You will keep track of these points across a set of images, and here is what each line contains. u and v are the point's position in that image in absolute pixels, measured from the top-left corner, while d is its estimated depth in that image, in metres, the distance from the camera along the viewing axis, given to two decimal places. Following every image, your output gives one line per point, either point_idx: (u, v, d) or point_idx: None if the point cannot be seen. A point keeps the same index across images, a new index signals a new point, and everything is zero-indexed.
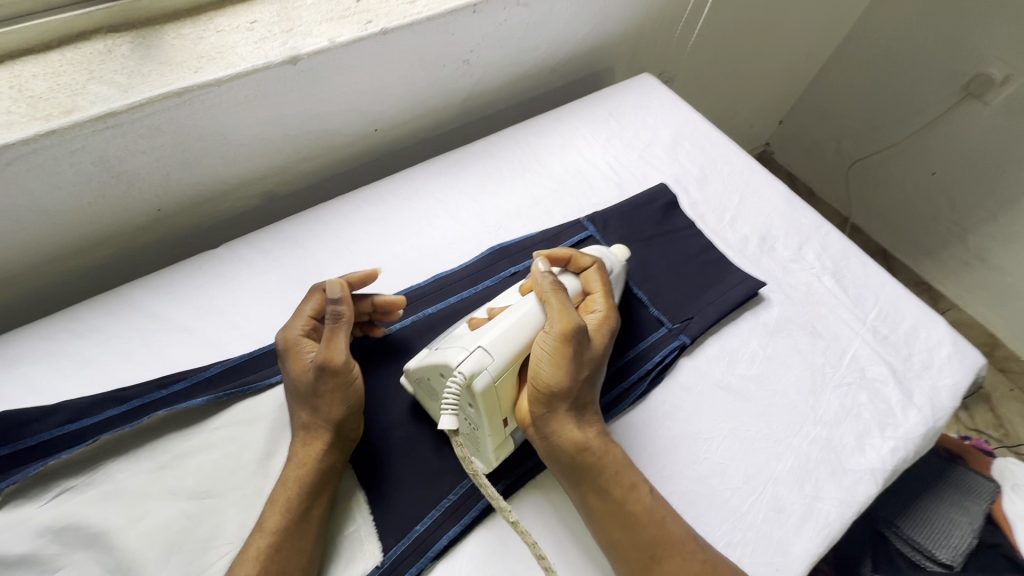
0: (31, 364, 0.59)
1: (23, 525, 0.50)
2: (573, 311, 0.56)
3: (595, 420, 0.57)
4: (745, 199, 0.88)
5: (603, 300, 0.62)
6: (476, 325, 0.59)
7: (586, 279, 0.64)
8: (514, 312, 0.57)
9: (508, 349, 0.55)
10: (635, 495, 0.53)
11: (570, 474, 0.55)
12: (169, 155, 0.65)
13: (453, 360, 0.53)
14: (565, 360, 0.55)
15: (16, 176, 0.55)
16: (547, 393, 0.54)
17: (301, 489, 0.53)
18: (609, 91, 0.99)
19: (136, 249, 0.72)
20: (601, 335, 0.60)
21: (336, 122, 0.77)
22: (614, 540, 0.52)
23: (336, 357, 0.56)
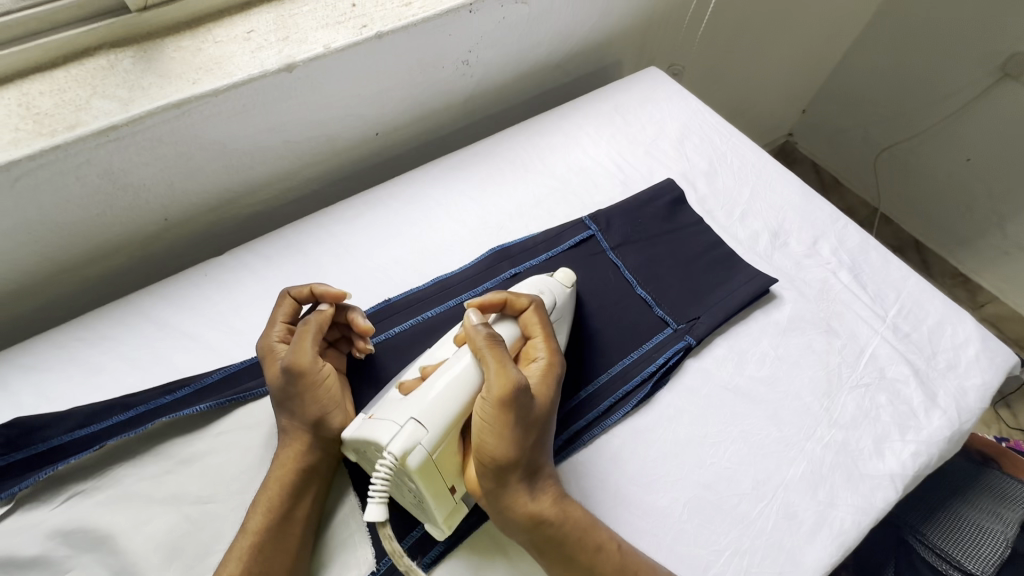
0: (45, 371, 0.61)
1: (35, 528, 0.52)
2: (510, 371, 0.52)
3: (554, 486, 0.54)
4: (756, 193, 0.85)
5: (546, 346, 0.59)
6: (408, 389, 0.56)
7: (526, 323, 0.60)
8: (448, 375, 0.53)
9: (441, 414, 0.51)
10: (600, 564, 0.51)
11: (533, 546, 0.52)
12: (172, 166, 0.66)
13: (382, 440, 0.50)
14: (507, 428, 0.51)
15: (25, 191, 0.57)
16: (494, 469, 0.51)
17: (285, 489, 0.53)
18: (614, 85, 0.97)
19: (147, 257, 0.74)
20: (547, 389, 0.56)
21: (337, 128, 0.77)
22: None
23: (303, 355, 0.56)
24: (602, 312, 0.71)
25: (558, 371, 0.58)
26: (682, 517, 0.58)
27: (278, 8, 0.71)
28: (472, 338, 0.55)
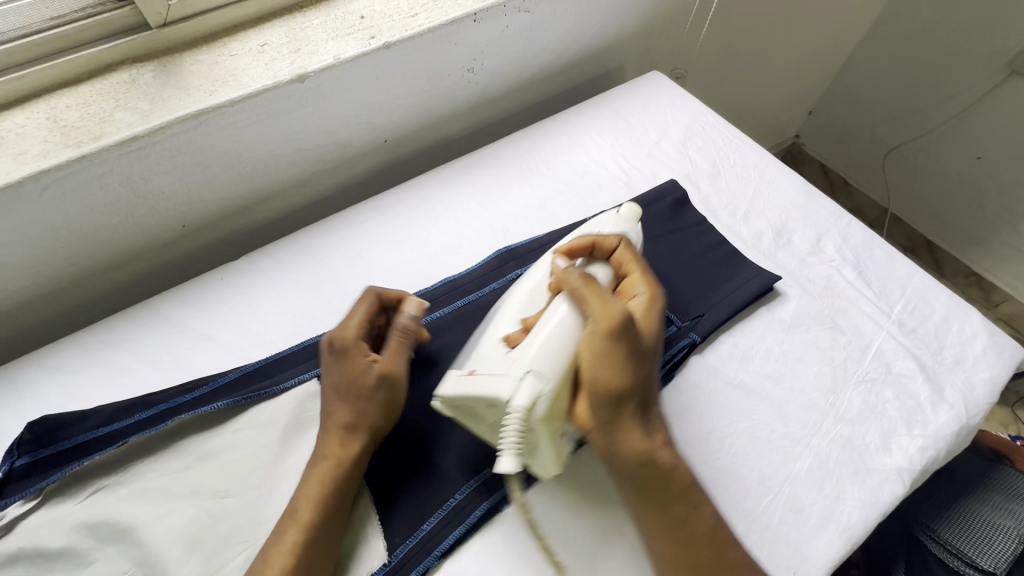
0: (70, 372, 0.64)
1: (62, 521, 0.54)
2: (615, 303, 0.55)
3: (659, 426, 0.55)
4: (760, 192, 0.86)
5: (642, 281, 0.62)
6: (515, 341, 0.57)
7: (619, 262, 0.64)
8: (553, 320, 0.56)
9: (554, 362, 0.53)
10: (693, 509, 0.53)
11: (628, 482, 0.53)
12: (191, 174, 0.69)
13: (507, 395, 0.51)
14: (618, 360, 0.52)
15: (53, 199, 0.60)
16: (605, 401, 0.52)
17: (325, 494, 0.54)
18: (617, 90, 0.99)
19: (166, 263, 0.76)
20: (654, 322, 0.58)
21: (347, 136, 0.80)
22: (666, 552, 0.52)
23: (395, 364, 0.59)
24: None
25: (660, 303, 0.60)
26: None
27: (290, 21, 0.73)
28: (569, 278, 0.58)
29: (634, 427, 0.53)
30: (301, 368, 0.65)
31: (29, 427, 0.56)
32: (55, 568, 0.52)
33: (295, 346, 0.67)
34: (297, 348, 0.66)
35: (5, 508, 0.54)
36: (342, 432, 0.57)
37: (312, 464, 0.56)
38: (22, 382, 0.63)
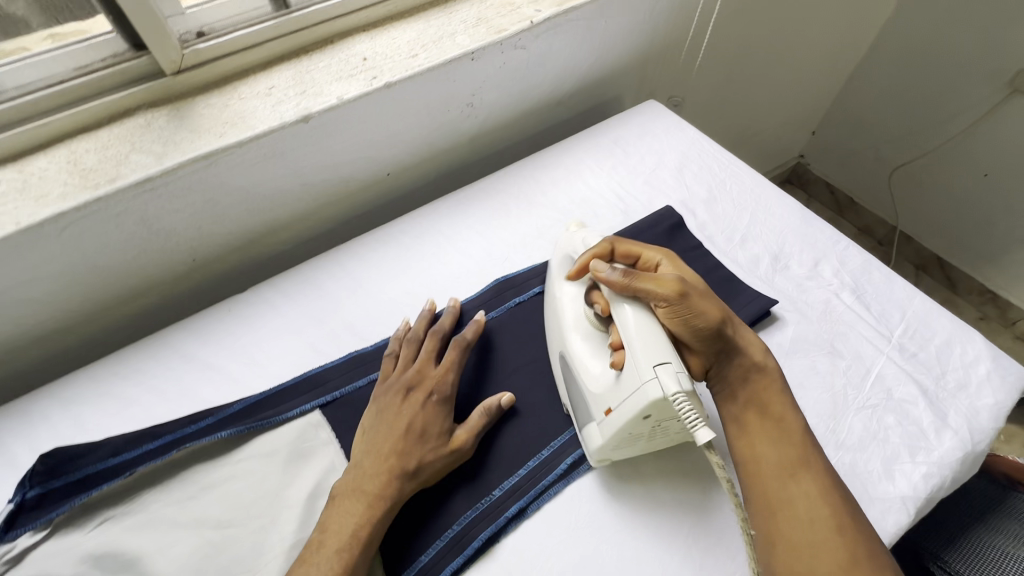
0: (83, 404, 0.66)
1: (71, 551, 0.55)
2: (666, 275, 0.58)
3: (760, 343, 0.62)
4: (756, 217, 0.87)
5: (652, 250, 0.67)
6: (619, 360, 0.57)
7: (627, 252, 0.67)
8: (628, 323, 0.56)
9: (658, 345, 0.54)
10: (787, 414, 0.58)
11: (732, 390, 0.60)
12: (201, 211, 0.72)
13: (653, 393, 0.51)
14: (703, 298, 0.59)
15: (71, 238, 0.64)
16: (709, 330, 0.58)
17: (359, 539, 0.54)
18: (614, 119, 1.01)
19: (177, 295, 0.79)
20: (688, 272, 0.65)
21: (350, 170, 0.83)
22: (755, 452, 0.57)
23: (470, 439, 0.62)
24: None
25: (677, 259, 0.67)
26: (688, 541, 0.58)
27: (296, 64, 0.77)
28: (617, 279, 0.59)
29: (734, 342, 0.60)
30: (304, 398, 0.67)
31: (41, 458, 0.58)
32: None
33: (298, 376, 0.69)
34: (300, 378, 0.68)
35: (16, 538, 0.55)
36: (397, 477, 0.57)
37: (351, 502, 0.56)
38: (37, 414, 0.65)
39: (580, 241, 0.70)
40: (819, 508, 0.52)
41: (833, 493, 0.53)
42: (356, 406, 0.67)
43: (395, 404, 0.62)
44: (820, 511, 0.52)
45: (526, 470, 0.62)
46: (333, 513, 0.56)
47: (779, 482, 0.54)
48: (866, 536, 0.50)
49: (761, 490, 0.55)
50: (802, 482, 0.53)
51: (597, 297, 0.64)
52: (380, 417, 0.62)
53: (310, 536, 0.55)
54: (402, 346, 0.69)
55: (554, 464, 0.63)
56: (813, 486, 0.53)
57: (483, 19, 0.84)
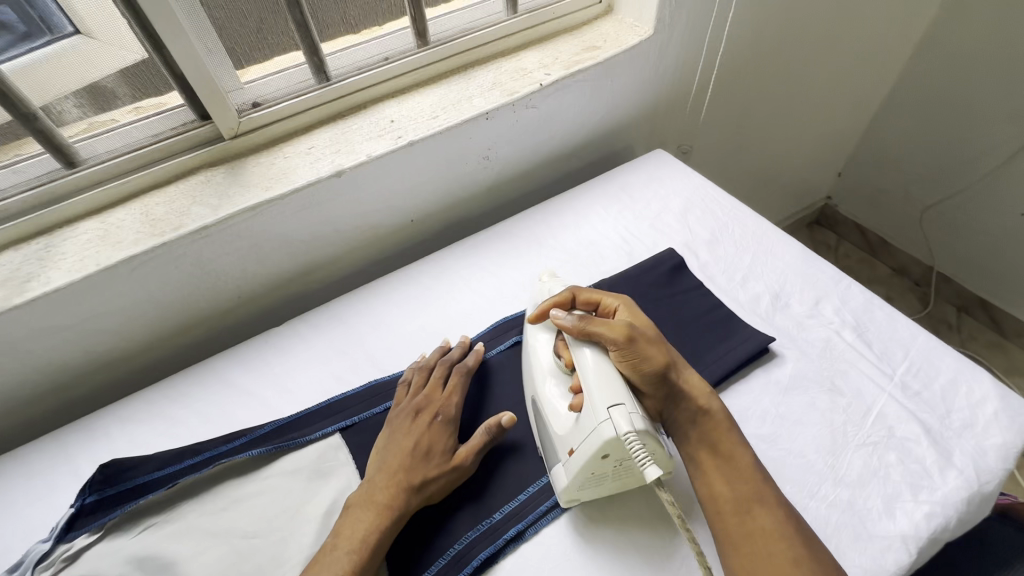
0: (138, 422, 0.75)
1: (118, 553, 0.62)
2: (617, 321, 0.65)
3: (705, 384, 0.67)
4: (758, 258, 0.90)
5: (612, 297, 0.73)
6: (578, 404, 0.63)
7: (588, 299, 0.73)
8: (585, 365, 0.63)
9: (613, 389, 0.60)
10: (736, 451, 0.63)
11: (685, 433, 0.65)
12: (247, 254, 0.82)
13: (607, 433, 0.56)
14: (653, 343, 0.66)
15: (139, 277, 0.74)
16: (658, 375, 0.63)
17: (367, 544, 0.58)
18: (622, 168, 1.08)
19: (223, 328, 0.89)
20: (642, 316, 0.71)
21: (377, 217, 0.92)
22: (714, 491, 0.61)
23: (471, 457, 0.66)
24: None
25: (636, 305, 0.73)
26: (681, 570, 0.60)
27: (334, 127, 0.89)
28: (575, 324, 0.66)
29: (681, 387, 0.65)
30: (327, 421, 0.73)
31: (100, 468, 0.67)
32: None
33: (323, 402, 0.76)
34: (325, 404, 0.75)
35: (74, 539, 0.63)
36: (405, 489, 0.62)
37: (363, 511, 0.61)
38: (99, 431, 0.74)
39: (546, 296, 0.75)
40: (776, 537, 0.56)
41: (788, 523, 0.57)
42: (372, 430, 0.73)
43: (407, 424, 0.68)
44: (778, 544, 0.56)
45: (527, 495, 0.66)
46: (347, 519, 0.61)
47: (738, 516, 0.59)
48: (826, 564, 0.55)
49: (724, 527, 0.59)
50: (757, 516, 0.58)
51: (563, 347, 0.69)
52: (393, 438, 0.68)
53: (325, 542, 0.60)
54: (414, 376, 0.75)
55: (553, 489, 0.66)
56: (769, 521, 0.57)
57: (498, 84, 0.94)
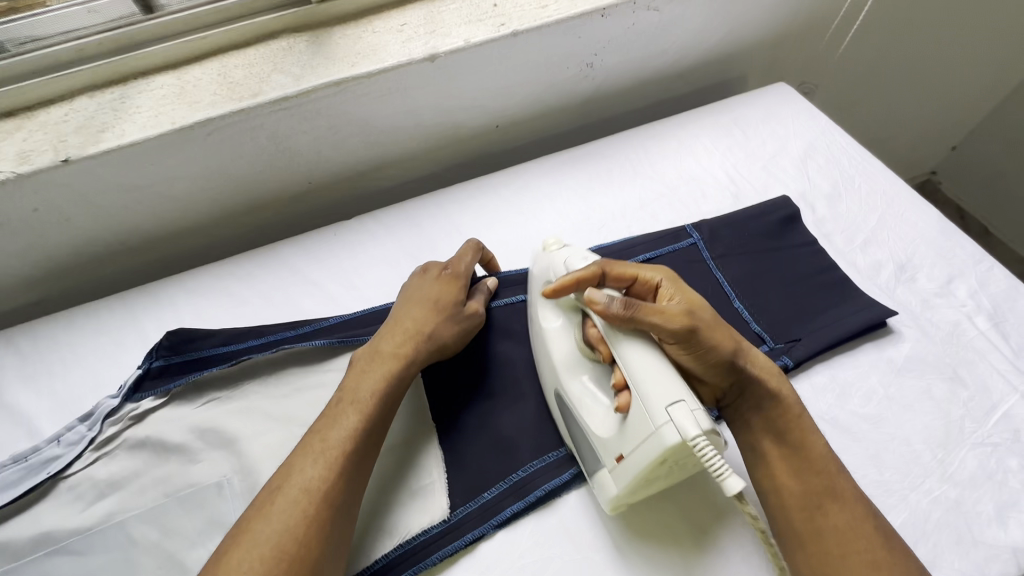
0: (204, 296, 0.73)
1: (182, 420, 0.62)
2: (670, 307, 0.54)
3: (773, 363, 0.59)
4: (885, 221, 0.79)
5: (650, 268, 0.60)
6: (624, 404, 0.53)
7: (622, 275, 0.59)
8: (636, 365, 0.52)
9: (666, 384, 0.50)
10: (808, 440, 0.56)
11: (748, 420, 0.59)
12: (324, 136, 0.76)
13: (670, 438, 0.47)
14: (714, 327, 0.56)
15: (214, 144, 0.69)
16: (724, 364, 0.56)
17: (376, 396, 0.57)
18: (737, 98, 0.95)
19: (289, 215, 0.84)
20: (692, 292, 0.58)
21: (462, 116, 0.84)
22: (779, 483, 0.55)
23: (477, 306, 0.68)
24: None
25: (681, 280, 0.60)
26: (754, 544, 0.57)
27: (428, 4, 0.78)
28: (613, 309, 0.54)
29: (751, 370, 0.57)
30: None
31: (168, 335, 0.65)
32: (172, 458, 0.60)
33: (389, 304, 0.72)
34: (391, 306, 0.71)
35: (140, 400, 0.62)
36: (414, 339, 0.62)
37: (369, 363, 0.60)
38: (166, 300, 0.73)
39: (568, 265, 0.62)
40: (852, 537, 0.51)
41: (864, 522, 0.52)
42: None
43: (415, 285, 0.68)
44: (856, 546, 0.50)
45: None
46: (352, 375, 0.59)
47: (806, 513, 0.53)
48: (897, 548, 0.51)
49: (789, 524, 0.54)
50: (830, 514, 0.52)
51: (598, 341, 0.58)
52: (402, 300, 0.67)
53: (329, 400, 0.58)
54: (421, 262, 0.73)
55: None
56: (844, 518, 0.52)
57: None
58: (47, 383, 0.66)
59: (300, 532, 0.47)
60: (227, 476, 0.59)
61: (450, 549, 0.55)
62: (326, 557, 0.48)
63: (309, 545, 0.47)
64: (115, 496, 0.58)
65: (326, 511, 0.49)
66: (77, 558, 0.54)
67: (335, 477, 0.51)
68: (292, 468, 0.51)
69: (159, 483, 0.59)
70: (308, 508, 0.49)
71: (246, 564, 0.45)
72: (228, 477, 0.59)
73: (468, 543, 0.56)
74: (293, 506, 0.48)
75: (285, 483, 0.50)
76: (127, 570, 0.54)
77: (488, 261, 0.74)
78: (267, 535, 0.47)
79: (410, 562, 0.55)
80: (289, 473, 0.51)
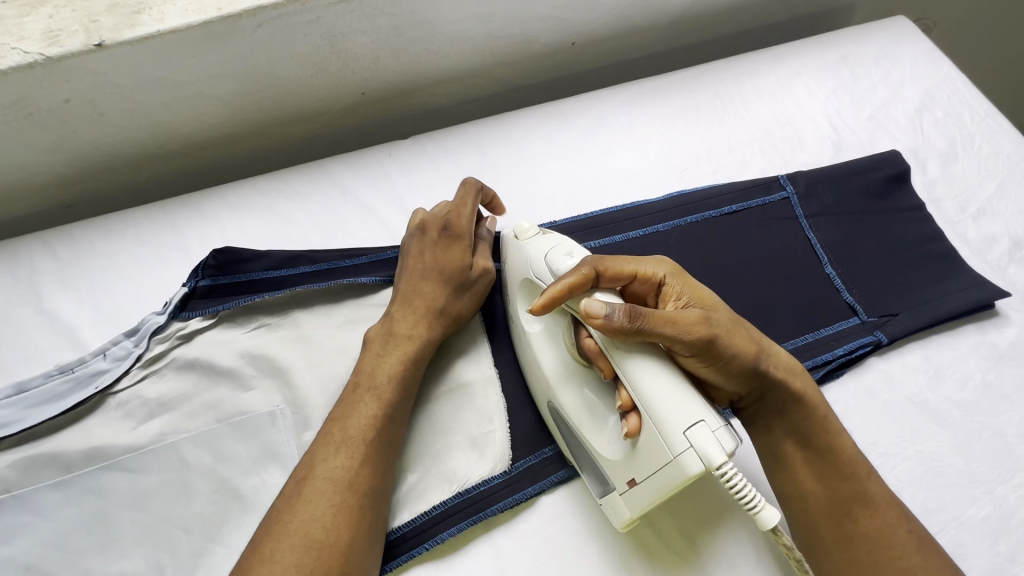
0: (250, 213, 0.67)
1: (232, 345, 0.59)
2: (682, 314, 0.45)
3: (796, 361, 0.51)
4: (1003, 190, 0.70)
5: (650, 262, 0.50)
6: (633, 431, 0.46)
7: (618, 273, 0.48)
8: (646, 388, 0.44)
9: (681, 405, 0.43)
10: (835, 441, 0.49)
11: (767, 424, 0.51)
12: (384, 39, 0.66)
13: (691, 467, 0.42)
14: (732, 329, 0.47)
15: (263, 38, 0.61)
16: (746, 370, 0.47)
17: (394, 377, 0.53)
18: (848, 30, 0.82)
19: (337, 129, 0.76)
20: (701, 287, 0.49)
21: (538, 29, 0.73)
22: (802, 488, 0.49)
23: (490, 262, 0.60)
24: (783, 281, 0.63)
25: (686, 271, 0.51)
26: None
27: None
28: (617, 320, 0.44)
29: (774, 373, 0.48)
30: None
31: (213, 253, 0.60)
32: (221, 384, 0.57)
33: None
34: None
35: (188, 319, 0.59)
36: (428, 316, 0.56)
37: (384, 345, 0.55)
38: (208, 212, 0.67)
39: (549, 265, 0.52)
40: (887, 546, 0.46)
41: (899, 526, 0.47)
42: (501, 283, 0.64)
43: (416, 250, 0.60)
44: (891, 556, 0.46)
45: None
46: (367, 356, 0.55)
47: (834, 520, 0.48)
48: (936, 550, 0.46)
49: (814, 528, 0.48)
50: (861, 521, 0.47)
51: (597, 355, 0.48)
52: (402, 269, 0.60)
53: (345, 387, 0.53)
54: (414, 219, 0.64)
55: None
56: (876, 525, 0.47)
57: None
58: (88, 293, 0.62)
59: (329, 525, 0.45)
60: (279, 407, 0.57)
61: (511, 501, 0.53)
62: (361, 539, 0.46)
63: (341, 535, 0.45)
64: (165, 416, 0.56)
65: (355, 501, 0.47)
66: (130, 476, 0.53)
67: (361, 466, 0.48)
68: (313, 462, 0.48)
69: (209, 408, 0.56)
70: (338, 500, 0.46)
71: (277, 558, 0.43)
72: (280, 407, 0.57)
73: (529, 497, 0.54)
74: (320, 498, 0.46)
75: (310, 474, 0.48)
76: (181, 491, 0.53)
77: (490, 200, 0.64)
78: (298, 532, 0.44)
79: (469, 511, 0.52)
80: (310, 468, 0.48)
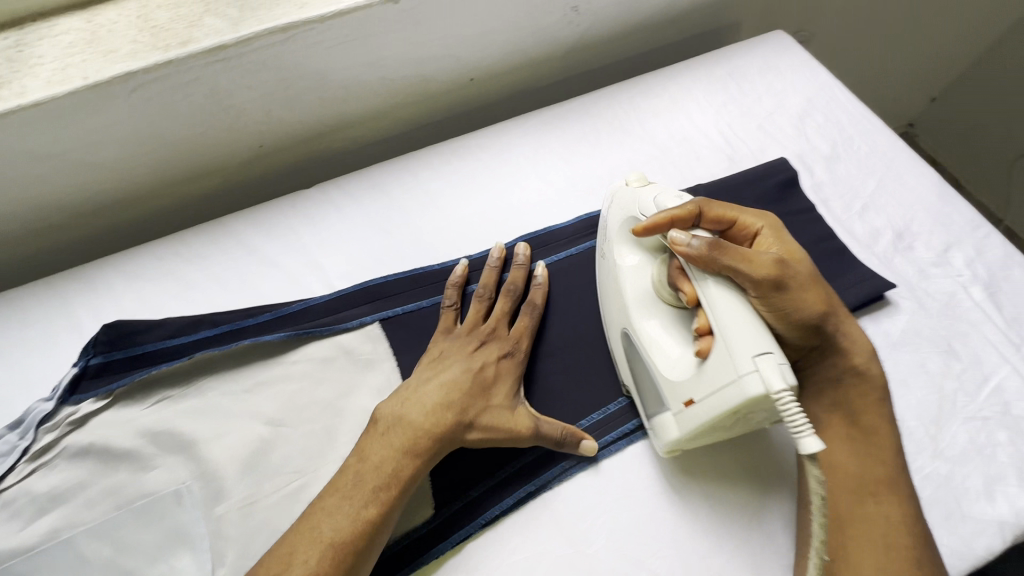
0: (147, 280, 0.65)
1: (130, 424, 0.55)
2: (761, 255, 0.49)
3: (862, 337, 0.56)
4: (883, 185, 0.75)
5: (751, 215, 0.57)
6: (704, 350, 0.48)
7: (719, 217, 0.55)
8: (718, 310, 0.47)
9: (751, 330, 0.46)
10: (879, 427, 0.54)
11: (822, 386, 0.56)
12: (272, 92, 0.65)
13: (754, 388, 0.44)
14: (808, 286, 0.52)
15: (141, 102, 0.59)
16: (810, 325, 0.52)
17: (400, 477, 0.50)
18: (733, 47, 0.87)
19: (240, 182, 0.75)
20: (792, 245, 0.56)
21: (433, 69, 0.74)
22: (837, 462, 0.54)
23: (524, 422, 0.54)
24: None
25: (783, 228, 0.57)
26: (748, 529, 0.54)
27: None
28: (697, 248, 0.49)
29: (836, 335, 0.54)
30: (366, 308, 0.64)
31: (104, 329, 0.58)
32: (121, 467, 0.54)
33: (357, 285, 0.65)
34: (359, 287, 0.65)
35: (79, 403, 0.55)
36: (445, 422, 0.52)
37: (391, 432, 0.51)
38: (100, 284, 0.64)
39: (658, 204, 0.55)
40: (898, 528, 0.50)
41: (915, 519, 0.50)
42: (416, 325, 0.64)
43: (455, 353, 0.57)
44: (901, 538, 0.49)
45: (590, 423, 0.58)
46: (372, 440, 0.51)
47: (857, 497, 0.52)
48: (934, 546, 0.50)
49: (836, 501, 0.52)
50: (882, 502, 0.51)
51: (682, 280, 0.52)
52: (432, 364, 0.57)
53: (347, 462, 0.50)
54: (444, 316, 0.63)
55: (623, 419, 0.59)
56: (897, 510, 0.50)
57: None
58: None
59: None
60: (186, 483, 0.54)
61: (435, 552, 0.52)
62: None
63: None
64: (58, 510, 0.52)
65: None
66: None
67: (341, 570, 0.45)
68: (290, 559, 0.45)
69: (108, 495, 0.53)
70: None
71: None
72: (187, 484, 0.54)
73: (456, 544, 0.52)
74: None
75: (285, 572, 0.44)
76: None
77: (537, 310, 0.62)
78: None
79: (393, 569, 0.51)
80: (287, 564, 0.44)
